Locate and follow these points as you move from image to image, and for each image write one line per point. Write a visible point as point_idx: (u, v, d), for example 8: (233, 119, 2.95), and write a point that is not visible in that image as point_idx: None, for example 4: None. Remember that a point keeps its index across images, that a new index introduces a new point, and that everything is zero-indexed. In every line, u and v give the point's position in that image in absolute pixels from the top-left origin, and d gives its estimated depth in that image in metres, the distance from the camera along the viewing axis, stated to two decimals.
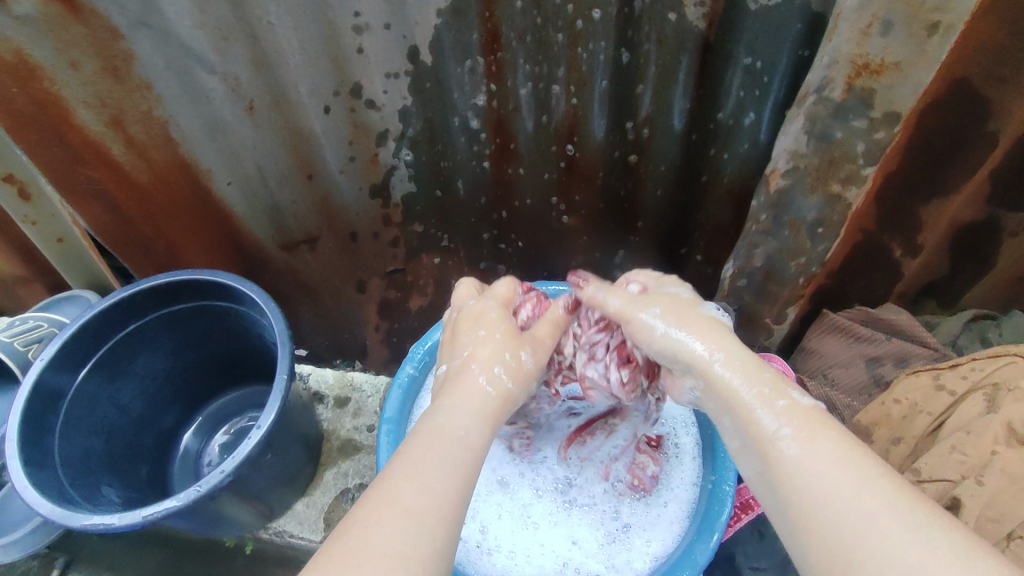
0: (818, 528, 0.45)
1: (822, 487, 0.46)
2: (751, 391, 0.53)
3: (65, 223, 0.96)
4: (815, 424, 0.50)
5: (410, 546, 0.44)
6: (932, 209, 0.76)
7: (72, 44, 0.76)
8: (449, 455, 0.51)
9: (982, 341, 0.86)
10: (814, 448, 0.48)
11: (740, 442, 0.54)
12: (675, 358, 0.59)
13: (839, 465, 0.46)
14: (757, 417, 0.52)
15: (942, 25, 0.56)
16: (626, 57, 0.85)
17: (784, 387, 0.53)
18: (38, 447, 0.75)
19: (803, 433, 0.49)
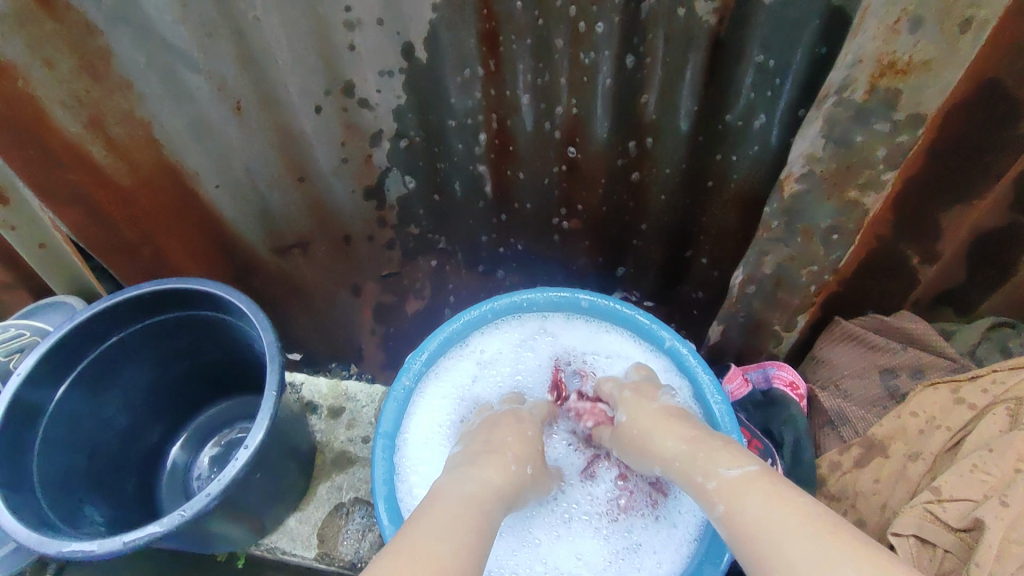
0: None
1: (761, 552, 0.48)
2: (695, 475, 0.58)
3: (45, 228, 0.91)
4: (745, 486, 0.53)
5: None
6: (953, 216, 0.73)
7: (46, 41, 0.71)
8: (473, 512, 0.53)
9: (1001, 352, 0.83)
10: (744, 513, 0.51)
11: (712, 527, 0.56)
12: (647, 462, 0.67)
13: (767, 529, 0.48)
14: (706, 500, 0.56)
15: (975, 22, 0.53)
16: (631, 60, 0.82)
17: (712, 465, 0.57)
18: (15, 468, 0.71)
19: (733, 503, 0.52)
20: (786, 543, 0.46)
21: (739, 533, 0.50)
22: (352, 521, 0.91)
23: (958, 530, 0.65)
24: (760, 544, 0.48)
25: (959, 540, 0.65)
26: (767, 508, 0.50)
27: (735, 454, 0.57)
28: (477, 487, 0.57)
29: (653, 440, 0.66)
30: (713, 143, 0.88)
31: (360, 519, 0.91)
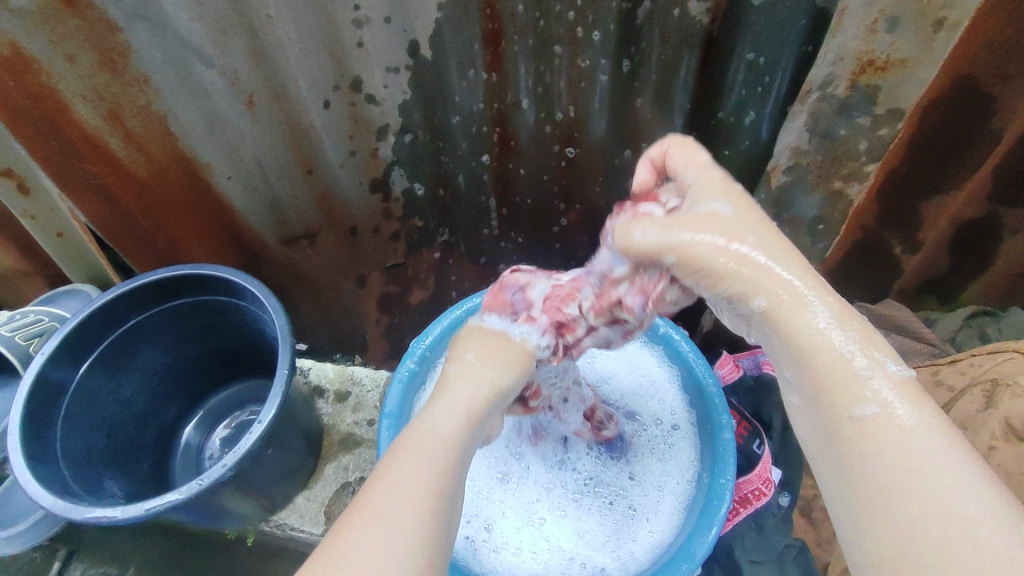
0: (899, 510, 0.42)
1: (892, 466, 0.43)
2: (839, 344, 0.48)
3: (63, 218, 0.95)
4: (912, 397, 0.45)
5: (382, 540, 0.45)
6: (934, 207, 0.77)
7: (68, 37, 0.75)
8: (422, 449, 0.51)
9: (980, 338, 0.88)
10: (900, 432, 0.44)
11: (802, 394, 0.50)
12: (746, 290, 0.51)
13: (918, 459, 0.43)
14: (846, 389, 0.47)
15: (948, 22, 0.57)
16: (627, 64, 0.86)
17: (874, 348, 0.47)
18: (41, 442, 0.75)
19: (905, 412, 0.45)
20: (939, 476, 0.42)
21: (867, 431, 0.45)
22: None
23: None
24: (909, 467, 0.43)
25: None
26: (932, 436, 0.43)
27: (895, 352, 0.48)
28: (420, 421, 0.54)
29: (811, 312, 0.49)
30: (707, 138, 0.92)
31: None
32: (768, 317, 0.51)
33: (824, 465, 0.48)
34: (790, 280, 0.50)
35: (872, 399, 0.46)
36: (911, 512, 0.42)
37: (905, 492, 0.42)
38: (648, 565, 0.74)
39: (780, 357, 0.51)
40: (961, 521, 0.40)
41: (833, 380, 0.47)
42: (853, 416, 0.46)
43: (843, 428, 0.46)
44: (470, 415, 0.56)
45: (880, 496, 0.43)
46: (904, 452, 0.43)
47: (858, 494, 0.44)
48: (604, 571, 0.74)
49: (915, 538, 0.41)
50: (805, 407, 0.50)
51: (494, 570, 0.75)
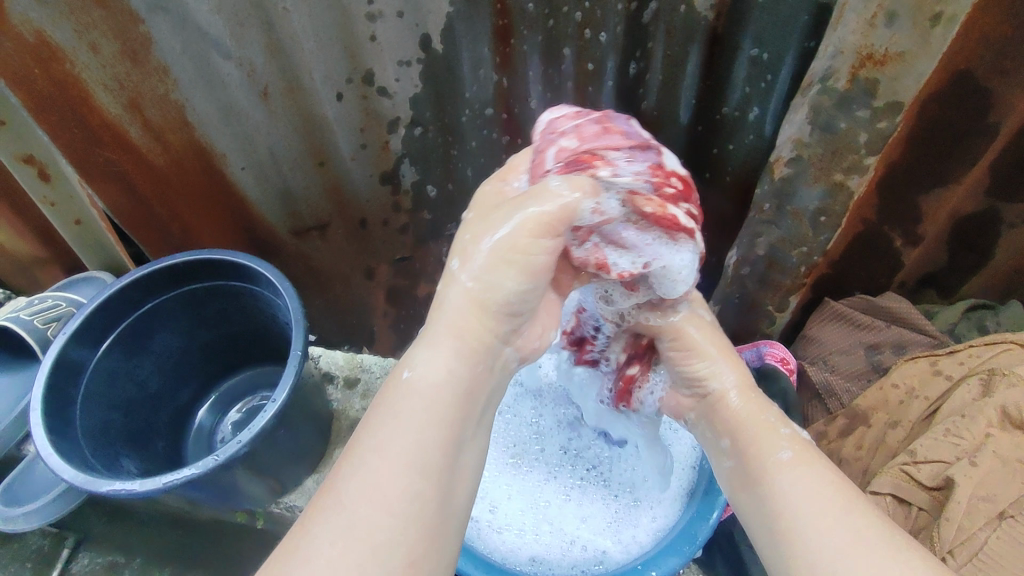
0: (803, 533, 0.51)
1: (794, 501, 0.53)
2: (759, 414, 0.64)
3: (82, 205, 0.97)
4: (806, 455, 0.57)
5: (346, 530, 0.45)
6: (933, 199, 0.79)
7: (92, 27, 0.76)
8: (396, 422, 0.50)
9: (980, 329, 0.93)
10: (797, 472, 0.56)
11: (732, 459, 0.63)
12: (704, 376, 0.69)
13: (811, 491, 0.53)
14: (762, 450, 0.60)
15: (943, 17, 0.59)
16: (634, 67, 0.89)
17: (786, 421, 0.63)
18: (61, 418, 0.77)
19: (800, 461, 0.57)
20: (832, 500, 0.52)
21: (776, 477, 0.57)
22: None
23: (930, 488, 0.73)
24: (806, 500, 0.53)
25: (933, 499, 0.73)
26: (821, 477, 0.54)
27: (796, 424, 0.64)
28: (401, 368, 0.54)
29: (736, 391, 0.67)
30: (712, 133, 0.94)
31: None
32: (719, 399, 0.67)
33: (749, 514, 0.58)
34: (716, 371, 0.68)
35: (780, 452, 0.59)
36: (809, 535, 0.50)
37: (802, 519, 0.52)
38: (649, 549, 0.75)
39: (716, 435, 0.67)
40: (849, 530, 0.49)
41: (755, 438, 0.62)
42: (761, 468, 0.58)
43: (758, 480, 0.58)
44: (455, 355, 0.54)
45: (787, 525, 0.52)
46: (801, 489, 0.54)
47: (775, 526, 0.53)
48: (604, 556, 0.76)
49: (815, 554, 0.49)
50: (735, 466, 0.62)
51: (497, 549, 0.76)
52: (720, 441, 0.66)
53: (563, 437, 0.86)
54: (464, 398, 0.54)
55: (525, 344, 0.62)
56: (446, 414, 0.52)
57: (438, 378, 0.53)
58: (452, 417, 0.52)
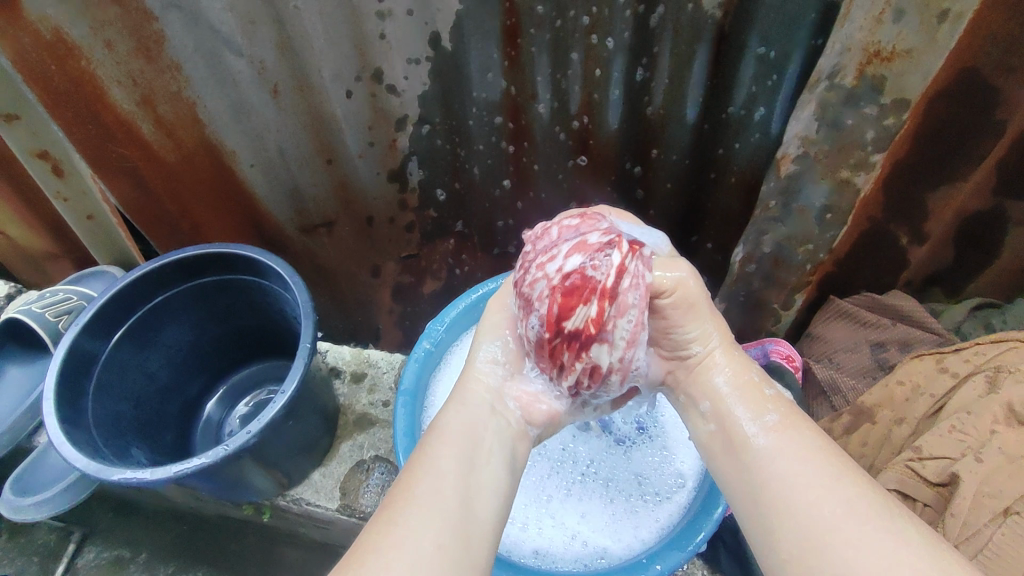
0: (797, 504, 0.49)
1: (782, 470, 0.52)
2: (736, 382, 0.61)
3: (94, 200, 0.98)
4: (791, 419, 0.56)
5: (422, 524, 0.48)
6: (940, 197, 0.80)
7: (108, 24, 0.77)
8: (445, 446, 0.56)
9: (985, 328, 0.93)
10: (783, 438, 0.54)
11: (712, 425, 0.61)
12: (690, 337, 0.64)
13: (800, 459, 0.51)
14: (744, 417, 0.58)
15: (951, 13, 0.61)
16: (640, 73, 0.91)
17: (770, 379, 0.61)
18: (73, 407, 0.78)
19: (785, 427, 0.55)
20: (823, 468, 0.50)
21: (765, 445, 0.54)
22: (372, 476, 0.97)
23: (935, 484, 0.73)
24: (796, 470, 0.51)
25: (936, 494, 0.74)
26: (809, 444, 0.53)
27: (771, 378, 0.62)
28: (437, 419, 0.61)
29: (716, 355, 0.64)
30: (718, 132, 0.95)
31: (379, 475, 0.97)
32: (701, 362, 0.64)
33: (733, 486, 0.56)
34: (704, 334, 0.64)
35: (766, 415, 0.57)
36: (801, 506, 0.48)
37: (791, 490, 0.50)
38: (652, 546, 0.75)
39: (696, 399, 0.63)
40: (844, 499, 0.47)
41: (740, 401, 0.59)
42: (747, 437, 0.56)
43: (743, 450, 0.56)
44: (471, 406, 0.62)
45: (775, 495, 0.51)
46: (788, 457, 0.52)
47: (765, 499, 0.51)
48: (605, 552, 0.76)
49: (807, 524, 0.47)
50: (716, 432, 0.60)
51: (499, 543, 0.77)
52: (696, 406, 0.63)
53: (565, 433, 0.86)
54: (478, 428, 0.59)
55: (523, 392, 0.67)
56: (462, 438, 0.57)
57: (457, 418, 0.60)
58: (468, 442, 0.57)
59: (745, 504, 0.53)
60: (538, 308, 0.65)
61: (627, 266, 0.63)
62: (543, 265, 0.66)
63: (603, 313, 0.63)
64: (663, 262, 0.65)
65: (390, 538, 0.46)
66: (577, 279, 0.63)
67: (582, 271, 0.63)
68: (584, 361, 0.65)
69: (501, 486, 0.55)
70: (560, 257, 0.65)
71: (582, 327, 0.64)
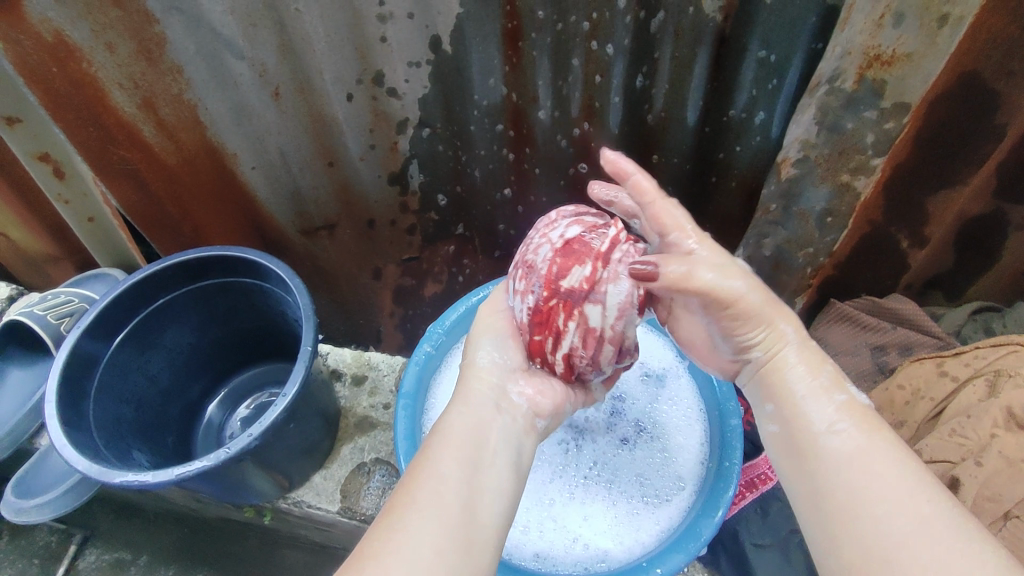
0: (866, 517, 0.49)
1: (853, 478, 0.51)
2: (808, 384, 0.61)
3: (96, 203, 0.98)
4: (866, 426, 0.55)
5: (423, 528, 0.47)
6: (940, 201, 0.80)
7: (109, 27, 0.77)
8: (451, 447, 0.55)
9: (986, 330, 0.93)
10: (855, 446, 0.53)
11: (777, 425, 0.61)
12: (754, 342, 0.65)
13: (872, 471, 0.51)
14: (812, 420, 0.57)
15: (951, 17, 0.61)
16: (641, 77, 0.91)
17: (842, 383, 0.60)
18: (74, 410, 0.78)
19: (857, 434, 0.54)
20: (895, 483, 0.50)
21: (835, 451, 0.54)
22: (373, 479, 0.97)
23: None
24: (865, 481, 0.51)
25: None
26: (883, 455, 0.52)
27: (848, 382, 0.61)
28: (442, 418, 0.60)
29: (789, 355, 0.63)
30: (719, 135, 0.95)
31: (380, 477, 0.97)
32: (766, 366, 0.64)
33: (797, 485, 0.56)
34: (778, 339, 0.64)
35: (838, 419, 0.56)
36: (870, 519, 0.48)
37: (866, 499, 0.50)
38: (653, 549, 0.75)
39: (762, 400, 0.64)
40: (916, 518, 0.47)
41: (810, 402, 0.59)
42: (816, 441, 0.56)
43: (809, 454, 0.56)
44: (473, 407, 0.62)
45: (847, 502, 0.51)
46: (860, 466, 0.52)
47: (831, 506, 0.52)
48: (606, 556, 0.76)
49: (883, 534, 0.47)
50: (781, 434, 0.60)
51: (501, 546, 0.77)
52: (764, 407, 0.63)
53: (575, 434, 0.87)
54: (481, 431, 0.59)
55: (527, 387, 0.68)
56: (466, 440, 0.57)
57: (461, 420, 0.59)
58: (471, 443, 0.57)
59: (809, 507, 0.54)
60: (538, 271, 0.69)
61: (621, 240, 0.68)
62: (545, 236, 0.71)
63: (597, 275, 0.67)
64: (724, 267, 0.63)
65: (388, 546, 0.46)
66: (576, 245, 0.68)
67: (581, 239, 0.68)
68: (577, 326, 0.68)
69: (504, 488, 0.55)
70: (559, 229, 0.70)
71: (579, 287, 0.66)
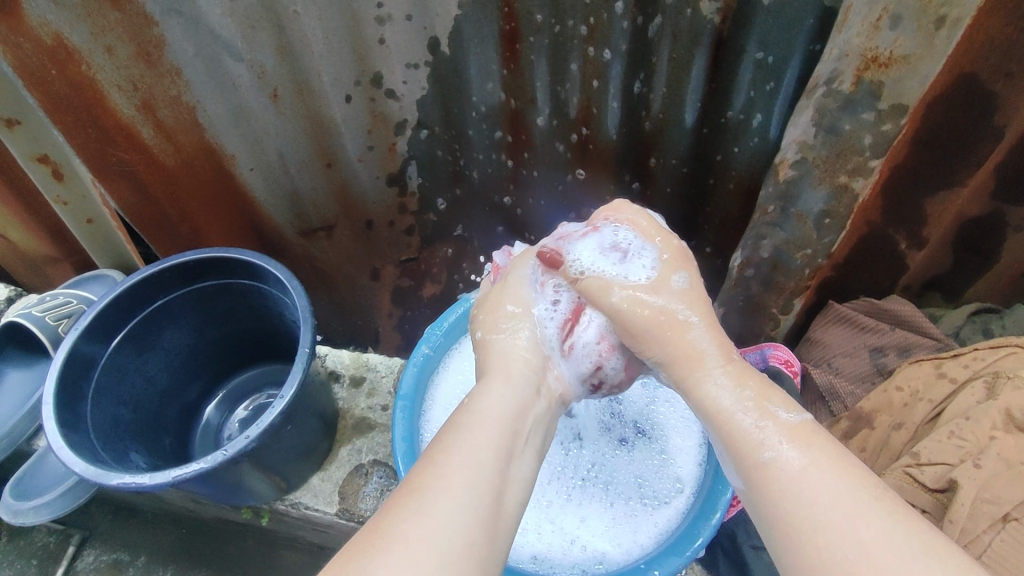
0: (811, 551, 0.45)
1: (794, 506, 0.48)
2: (735, 404, 0.57)
3: (94, 204, 0.98)
4: (803, 445, 0.51)
5: (445, 514, 0.47)
6: (938, 203, 0.80)
7: (108, 29, 0.77)
8: (483, 429, 0.54)
9: (984, 333, 0.94)
10: (793, 469, 0.50)
11: (720, 449, 0.57)
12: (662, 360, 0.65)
13: (811, 496, 0.47)
14: (750, 446, 0.53)
15: (949, 19, 0.61)
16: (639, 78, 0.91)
17: (767, 401, 0.56)
18: (72, 412, 0.78)
19: (794, 454, 0.51)
20: (835, 507, 0.46)
21: (775, 477, 0.50)
22: (371, 481, 0.97)
23: (934, 490, 0.73)
24: (807, 511, 0.47)
25: (936, 501, 0.73)
26: (821, 474, 0.48)
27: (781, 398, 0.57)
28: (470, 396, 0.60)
29: (715, 375, 0.60)
30: (716, 136, 0.95)
31: (378, 479, 0.97)
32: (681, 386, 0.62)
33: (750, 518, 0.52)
34: (699, 355, 0.62)
35: (772, 441, 0.52)
36: (815, 552, 0.45)
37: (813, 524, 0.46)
38: (651, 551, 0.75)
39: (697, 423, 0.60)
40: (859, 544, 0.44)
41: (739, 425, 0.55)
42: (755, 469, 0.52)
43: (751, 479, 0.52)
44: (512, 385, 0.61)
45: (790, 534, 0.47)
46: (799, 492, 0.48)
47: (779, 537, 0.48)
48: (604, 557, 0.76)
49: (830, 567, 0.44)
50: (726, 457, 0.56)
51: None
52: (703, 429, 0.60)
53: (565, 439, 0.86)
54: (517, 417, 0.58)
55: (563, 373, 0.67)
56: (500, 423, 0.56)
57: (497, 401, 0.58)
58: (508, 429, 0.56)
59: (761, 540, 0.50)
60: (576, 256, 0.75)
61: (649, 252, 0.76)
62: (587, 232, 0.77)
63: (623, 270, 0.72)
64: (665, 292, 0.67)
65: (415, 530, 0.45)
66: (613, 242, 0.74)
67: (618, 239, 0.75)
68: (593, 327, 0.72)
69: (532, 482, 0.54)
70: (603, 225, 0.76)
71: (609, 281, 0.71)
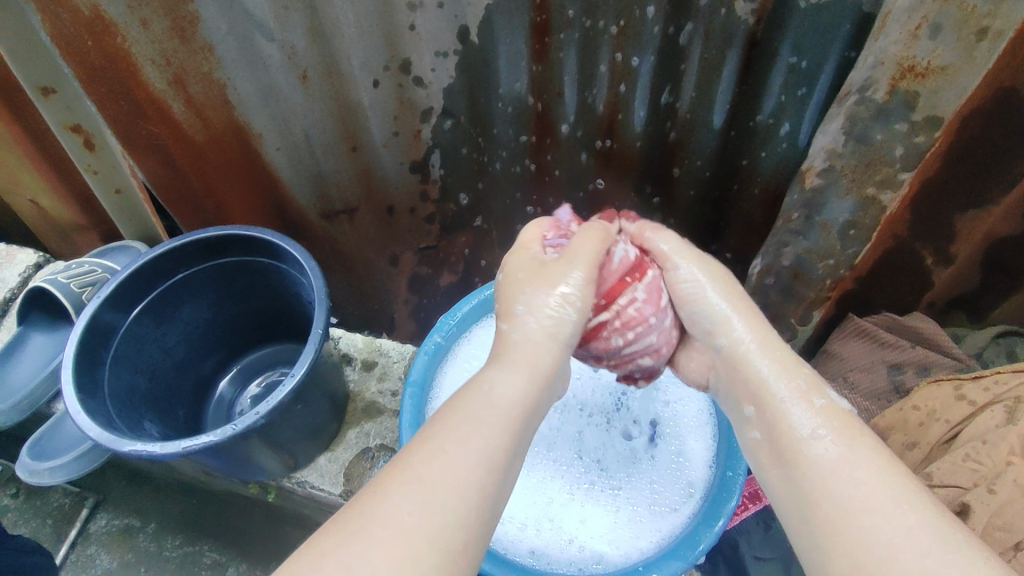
0: (851, 529, 0.49)
1: (838, 488, 0.52)
2: (784, 391, 0.60)
3: (123, 175, 1.00)
4: (849, 433, 0.55)
5: (433, 513, 0.46)
6: (969, 219, 0.78)
7: (144, 4, 0.77)
8: (489, 430, 0.52)
9: (1008, 355, 0.91)
10: (840, 452, 0.54)
11: (761, 432, 0.61)
12: (709, 330, 0.68)
13: (857, 479, 0.51)
14: (797, 429, 0.57)
15: (991, 31, 0.59)
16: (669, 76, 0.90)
17: (821, 388, 0.60)
18: (90, 376, 0.80)
19: (843, 441, 0.55)
20: (880, 492, 0.50)
21: (822, 457, 0.54)
22: (376, 465, 0.98)
23: None
24: (853, 494, 0.51)
25: None
26: (868, 462, 0.52)
27: (821, 385, 0.61)
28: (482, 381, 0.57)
29: (761, 361, 0.63)
30: (744, 140, 0.94)
31: (383, 463, 0.98)
32: (727, 355, 0.66)
33: (784, 497, 0.56)
34: (724, 318, 0.67)
35: (818, 426, 0.56)
36: (857, 530, 0.49)
37: (846, 515, 0.50)
38: (650, 555, 0.75)
39: (739, 401, 0.65)
40: (902, 528, 0.47)
41: (790, 405, 0.59)
42: (799, 449, 0.56)
43: (796, 459, 0.56)
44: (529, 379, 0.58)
45: (832, 511, 0.51)
46: (844, 474, 0.52)
47: (818, 514, 0.52)
48: (601, 559, 0.75)
49: (872, 547, 0.47)
50: (764, 440, 0.60)
51: (501, 541, 0.77)
52: (744, 407, 0.64)
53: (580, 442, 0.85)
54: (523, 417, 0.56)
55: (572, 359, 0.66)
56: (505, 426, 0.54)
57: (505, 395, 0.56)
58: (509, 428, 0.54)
59: (796, 514, 0.54)
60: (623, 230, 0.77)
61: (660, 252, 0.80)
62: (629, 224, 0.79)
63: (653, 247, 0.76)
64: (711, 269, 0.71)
65: (405, 521, 0.45)
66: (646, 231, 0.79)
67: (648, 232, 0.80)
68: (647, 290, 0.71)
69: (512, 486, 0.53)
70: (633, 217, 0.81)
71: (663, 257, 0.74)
